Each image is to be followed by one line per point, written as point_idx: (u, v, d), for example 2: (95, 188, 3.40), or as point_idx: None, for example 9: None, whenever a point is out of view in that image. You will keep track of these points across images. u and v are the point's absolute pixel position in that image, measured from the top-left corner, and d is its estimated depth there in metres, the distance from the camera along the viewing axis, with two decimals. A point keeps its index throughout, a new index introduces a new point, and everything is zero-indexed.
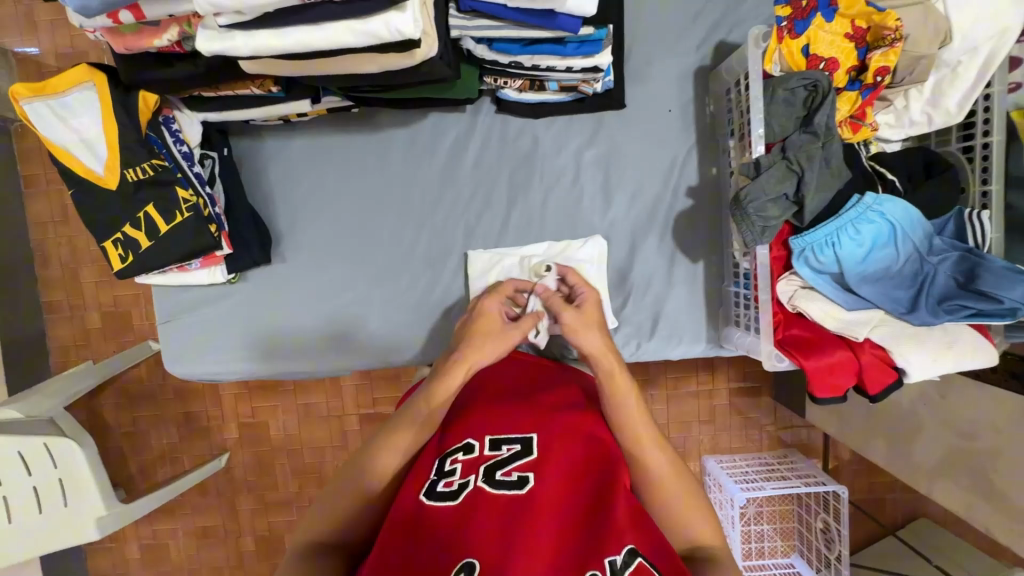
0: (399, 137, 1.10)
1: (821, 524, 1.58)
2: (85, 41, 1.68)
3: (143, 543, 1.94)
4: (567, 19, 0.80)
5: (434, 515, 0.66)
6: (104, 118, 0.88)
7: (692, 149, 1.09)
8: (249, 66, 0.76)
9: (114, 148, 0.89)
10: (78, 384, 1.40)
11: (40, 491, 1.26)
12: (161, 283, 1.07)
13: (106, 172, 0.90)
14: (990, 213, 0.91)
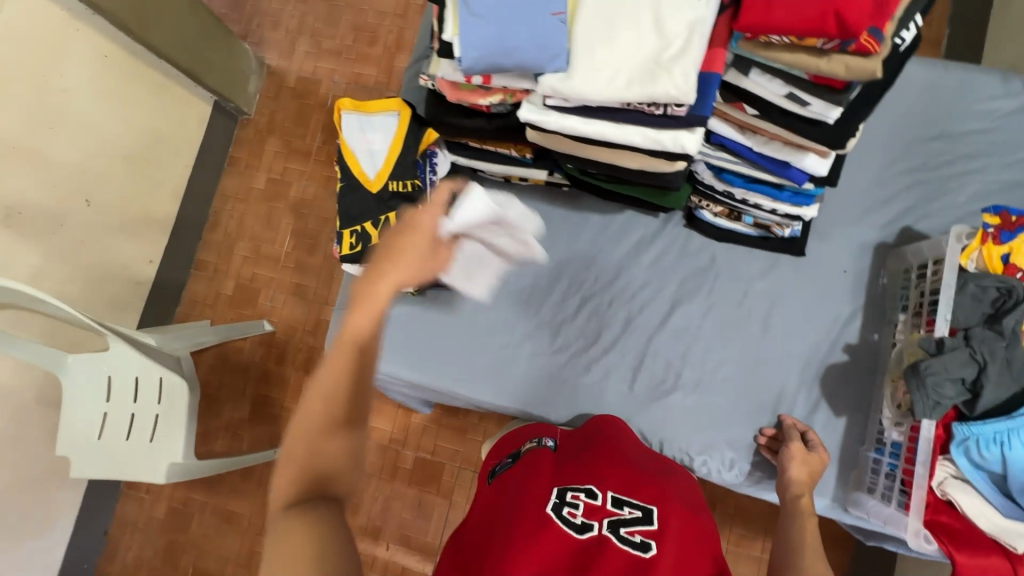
0: (593, 221, 1.25)
1: None
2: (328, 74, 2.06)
3: (170, 506, 1.81)
4: (797, 172, 0.93)
5: (557, 542, 0.68)
6: (392, 138, 1.14)
7: (858, 312, 1.16)
8: (533, 135, 0.94)
9: (389, 162, 1.14)
10: None
11: None
12: (359, 276, 1.24)
13: (376, 177, 1.14)
14: None
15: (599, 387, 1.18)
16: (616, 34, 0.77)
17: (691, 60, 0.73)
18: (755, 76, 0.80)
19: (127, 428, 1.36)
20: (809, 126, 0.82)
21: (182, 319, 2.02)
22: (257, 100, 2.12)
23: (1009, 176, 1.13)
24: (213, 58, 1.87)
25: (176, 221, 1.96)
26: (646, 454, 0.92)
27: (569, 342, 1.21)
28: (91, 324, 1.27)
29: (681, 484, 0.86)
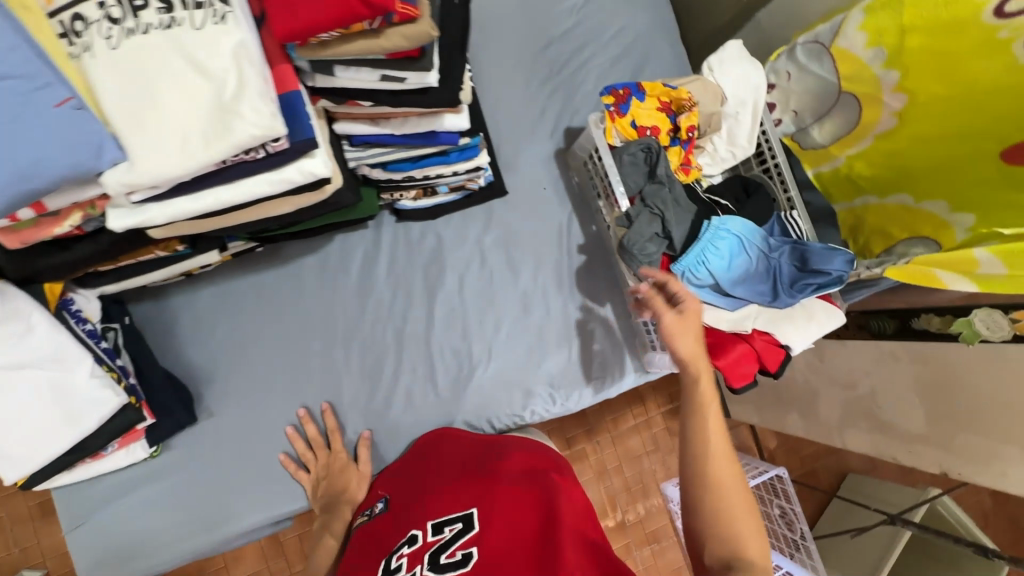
0: (309, 264, 1.13)
1: (777, 511, 1.76)
2: None
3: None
4: (447, 136, 0.94)
5: None
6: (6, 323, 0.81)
7: (572, 215, 1.27)
8: (157, 233, 0.77)
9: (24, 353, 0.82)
10: None
11: None
12: (68, 482, 0.95)
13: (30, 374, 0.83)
14: (797, 211, 1.19)
15: (410, 412, 1.14)
16: (155, 93, 0.63)
17: (255, 91, 0.64)
18: (343, 73, 0.75)
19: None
20: (421, 96, 0.81)
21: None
22: None
23: (611, 53, 1.32)
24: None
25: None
26: (470, 449, 0.96)
27: (357, 391, 1.12)
28: None
29: (502, 456, 0.90)
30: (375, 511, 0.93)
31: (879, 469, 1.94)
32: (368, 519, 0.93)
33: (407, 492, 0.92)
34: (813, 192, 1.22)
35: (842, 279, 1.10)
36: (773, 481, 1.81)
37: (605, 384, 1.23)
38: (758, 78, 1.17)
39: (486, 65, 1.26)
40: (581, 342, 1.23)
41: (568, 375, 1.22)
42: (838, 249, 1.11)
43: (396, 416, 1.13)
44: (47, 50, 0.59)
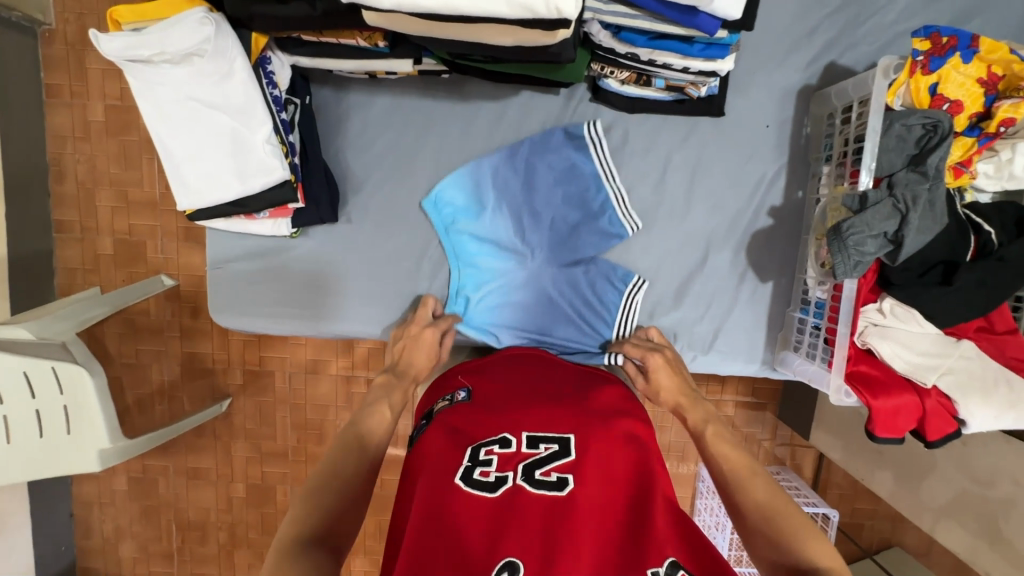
0: (485, 111, 1.06)
1: None
2: None
3: (130, 478, 1.93)
4: (707, 19, 0.76)
5: (469, 505, 0.69)
6: (208, 59, 0.80)
7: (782, 170, 1.07)
8: (372, 17, 0.71)
9: (219, 95, 0.84)
10: (90, 311, 1.37)
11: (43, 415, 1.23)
12: (222, 227, 1.03)
13: (219, 116, 0.86)
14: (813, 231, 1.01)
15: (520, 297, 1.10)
16: None
17: None
18: None
19: (38, 424, 1.24)
20: None
21: (64, 290, 1.81)
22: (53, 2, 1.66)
23: None
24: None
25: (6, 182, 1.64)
26: (565, 378, 0.94)
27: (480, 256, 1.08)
28: None
29: (593, 396, 0.88)
30: (457, 398, 0.88)
31: None
32: (447, 403, 0.88)
33: (497, 395, 0.88)
34: None
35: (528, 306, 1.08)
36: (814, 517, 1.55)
37: (723, 360, 1.12)
38: None
39: None
40: (719, 309, 1.11)
41: (690, 335, 1.11)
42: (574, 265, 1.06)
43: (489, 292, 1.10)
44: None
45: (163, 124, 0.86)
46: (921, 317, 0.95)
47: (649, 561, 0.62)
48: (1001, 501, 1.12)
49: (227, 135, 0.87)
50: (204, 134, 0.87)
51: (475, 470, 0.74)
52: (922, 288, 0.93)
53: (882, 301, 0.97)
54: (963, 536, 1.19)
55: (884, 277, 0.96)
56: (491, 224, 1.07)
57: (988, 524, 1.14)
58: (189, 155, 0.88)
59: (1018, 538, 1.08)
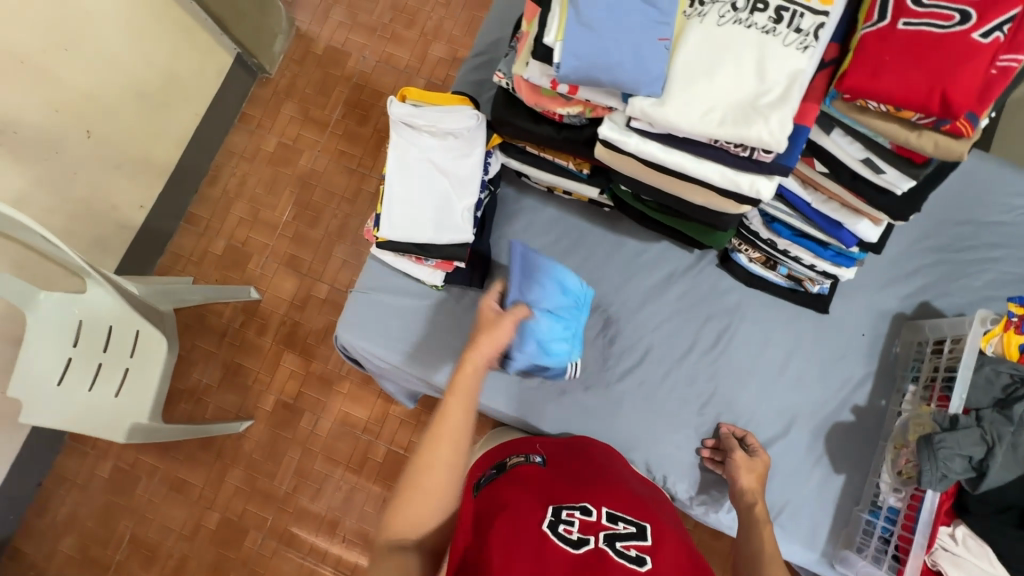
0: (628, 246, 1.25)
1: None
2: (357, 47, 2.07)
3: (115, 466, 1.86)
4: (847, 234, 0.96)
5: (556, 555, 0.69)
6: (462, 145, 1.06)
7: (869, 376, 1.19)
8: (600, 152, 0.93)
9: (452, 169, 1.07)
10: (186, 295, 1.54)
11: (102, 367, 1.32)
12: (387, 261, 1.21)
13: (443, 181, 1.08)
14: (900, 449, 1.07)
15: (610, 409, 1.19)
16: (717, 70, 0.77)
17: (789, 109, 0.74)
18: (836, 136, 0.82)
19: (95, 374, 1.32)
20: (878, 194, 0.84)
21: (162, 270, 1.97)
22: (281, 60, 2.08)
23: None
24: (248, 12, 1.86)
25: (174, 169, 1.91)
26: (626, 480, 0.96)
27: (587, 363, 1.21)
28: (80, 264, 1.21)
29: (656, 508, 0.90)
30: (533, 460, 0.94)
31: None
32: (522, 462, 0.93)
33: (570, 473, 0.91)
34: None
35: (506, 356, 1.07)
36: None
37: (783, 538, 1.14)
38: None
39: None
40: (788, 485, 1.15)
41: None
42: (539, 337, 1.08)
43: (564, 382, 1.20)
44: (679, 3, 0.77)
45: (397, 168, 1.07)
46: (995, 559, 0.97)
47: None
48: None
49: (443, 198, 1.08)
50: (423, 189, 1.08)
51: (559, 526, 0.74)
52: (993, 524, 0.98)
53: (955, 527, 1.00)
54: None
55: (961, 503, 1.02)
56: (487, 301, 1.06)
57: None
58: (402, 198, 1.08)
59: None
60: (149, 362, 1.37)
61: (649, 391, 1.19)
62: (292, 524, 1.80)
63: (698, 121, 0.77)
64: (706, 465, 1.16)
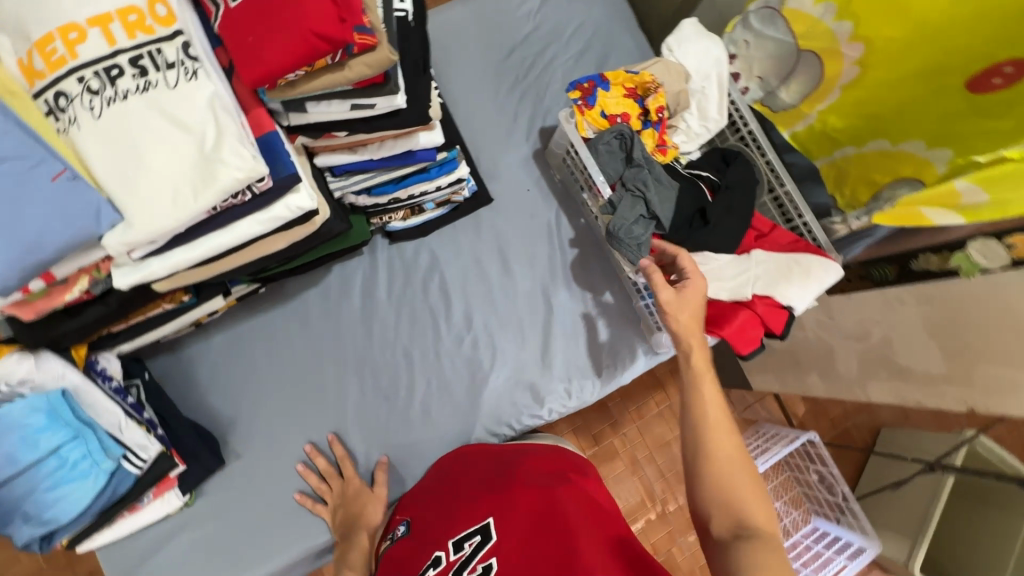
0: (311, 297, 1.17)
1: (815, 476, 1.67)
2: None
3: None
4: (423, 153, 0.98)
5: None
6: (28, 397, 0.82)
7: (559, 211, 1.30)
8: (163, 287, 0.81)
9: (40, 425, 0.82)
10: None
11: None
12: (110, 538, 0.98)
13: (44, 446, 0.82)
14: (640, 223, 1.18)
15: (427, 424, 1.16)
16: (140, 154, 0.66)
17: (233, 135, 0.68)
18: (314, 107, 0.79)
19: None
20: (391, 119, 0.86)
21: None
22: None
23: (574, 49, 1.36)
24: None
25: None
26: (490, 465, 0.94)
27: (377, 414, 1.15)
28: None
29: (523, 465, 0.89)
30: (398, 535, 0.92)
31: (920, 418, 1.83)
32: (391, 543, 0.92)
33: (430, 514, 0.90)
34: (794, 154, 1.24)
35: (43, 538, 0.85)
36: (807, 447, 1.70)
37: (617, 371, 1.24)
38: (719, 50, 1.19)
39: (454, 79, 1.30)
40: (587, 334, 1.25)
41: (578, 368, 1.23)
42: (40, 492, 0.82)
43: (377, 447, 1.14)
44: (35, 132, 0.63)
45: None
46: (713, 253, 1.16)
47: None
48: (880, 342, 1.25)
49: (66, 457, 0.84)
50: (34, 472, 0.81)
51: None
52: (696, 235, 1.16)
53: (682, 258, 1.17)
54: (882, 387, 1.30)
55: (669, 244, 1.17)
56: (50, 480, 0.82)
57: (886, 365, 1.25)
58: (25, 503, 0.81)
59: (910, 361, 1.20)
60: None
61: (437, 386, 1.18)
62: None
63: (170, 207, 0.66)
64: (526, 381, 1.20)
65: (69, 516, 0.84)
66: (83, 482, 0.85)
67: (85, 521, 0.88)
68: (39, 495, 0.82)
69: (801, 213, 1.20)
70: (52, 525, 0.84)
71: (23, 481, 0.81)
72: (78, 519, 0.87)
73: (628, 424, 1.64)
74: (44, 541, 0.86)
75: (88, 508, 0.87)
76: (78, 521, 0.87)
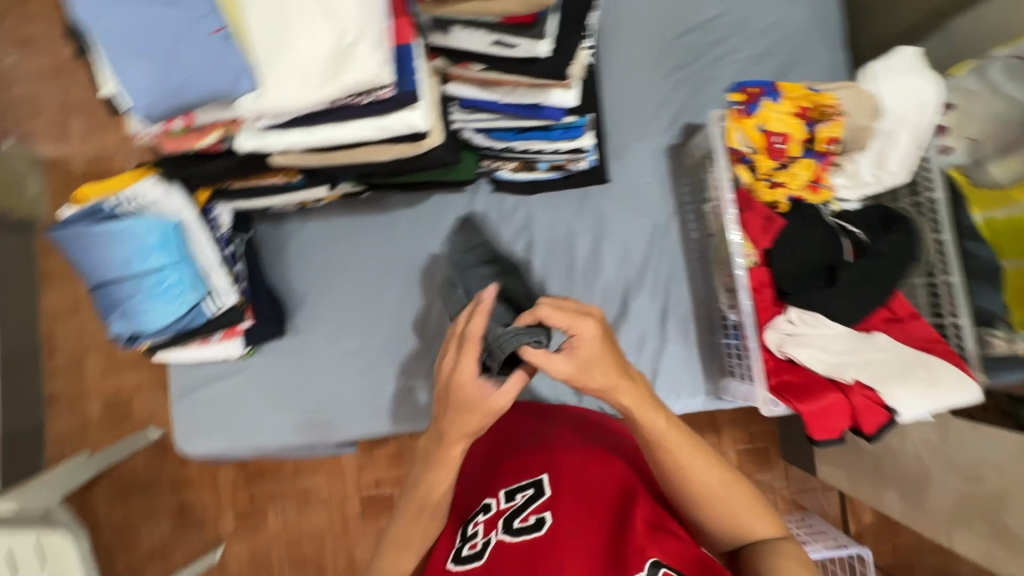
0: (404, 216, 1.20)
1: None
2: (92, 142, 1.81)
3: None
4: (552, 110, 0.93)
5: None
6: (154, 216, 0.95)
7: (672, 216, 1.20)
8: (277, 161, 0.87)
9: (154, 243, 0.94)
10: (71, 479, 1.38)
11: None
12: (179, 358, 1.12)
13: (152, 261, 0.94)
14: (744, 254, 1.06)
15: None
16: (290, 33, 0.70)
17: (372, 39, 0.69)
18: (459, 32, 0.78)
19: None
20: (527, 65, 0.81)
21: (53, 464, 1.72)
22: (46, 199, 1.77)
23: (759, 47, 1.20)
24: None
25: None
26: (545, 423, 0.91)
27: (424, 346, 1.18)
28: None
29: (577, 432, 0.87)
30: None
31: None
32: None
33: (481, 463, 0.88)
34: (979, 243, 0.99)
35: (132, 338, 0.98)
36: (853, 560, 1.51)
37: (670, 399, 1.15)
38: (931, 94, 0.99)
39: (615, 46, 1.21)
40: (654, 350, 1.16)
41: None
42: (141, 298, 0.95)
43: (416, 374, 1.18)
44: None
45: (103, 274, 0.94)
46: (827, 319, 1.02)
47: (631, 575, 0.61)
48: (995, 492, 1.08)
49: (166, 277, 0.95)
50: (140, 279, 0.94)
51: (465, 547, 0.74)
52: (816, 292, 1.02)
53: (788, 311, 1.02)
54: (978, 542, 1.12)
55: (781, 290, 1.04)
56: (150, 291, 0.95)
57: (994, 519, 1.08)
58: (127, 302, 0.95)
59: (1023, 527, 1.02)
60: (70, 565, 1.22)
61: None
62: None
63: (300, 90, 0.71)
64: None
65: (155, 327, 0.97)
66: (172, 303, 0.96)
67: (166, 338, 1.01)
68: (139, 300, 0.95)
69: (956, 312, 1.02)
70: (141, 330, 0.97)
71: (132, 284, 0.95)
72: (160, 334, 0.99)
73: None
74: (132, 341, 1.00)
75: (169, 328, 0.99)
76: (162, 335, 1.00)
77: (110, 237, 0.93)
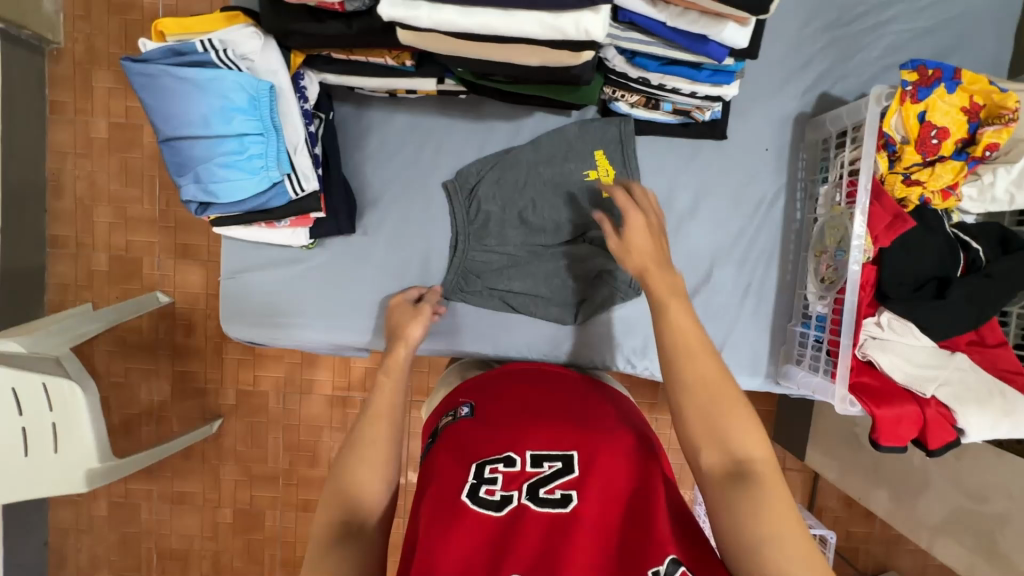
0: (500, 130, 1.10)
1: None
2: None
3: (111, 502, 1.74)
4: (716, 47, 0.82)
5: (476, 527, 0.66)
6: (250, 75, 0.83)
7: (781, 191, 1.13)
8: (405, 36, 0.75)
9: (245, 106, 0.84)
10: (84, 326, 1.21)
11: (29, 433, 1.07)
12: (240, 236, 1.04)
13: (239, 125, 0.84)
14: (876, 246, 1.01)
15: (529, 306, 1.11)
16: None
17: None
18: None
19: (23, 442, 1.07)
20: None
21: (55, 309, 1.64)
22: (64, 21, 1.56)
23: (922, 22, 1.08)
24: None
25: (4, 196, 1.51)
26: (574, 391, 0.89)
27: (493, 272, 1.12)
28: None
29: (606, 411, 0.84)
30: (460, 414, 0.86)
31: None
32: (451, 420, 0.86)
33: (501, 408, 0.84)
34: None
35: (201, 205, 0.89)
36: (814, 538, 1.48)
37: None
38: None
39: None
40: (726, 324, 1.14)
41: None
42: (219, 163, 0.85)
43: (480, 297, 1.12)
44: None
45: (180, 127, 0.84)
46: (919, 331, 1.00)
47: (651, 563, 0.60)
48: (994, 514, 1.12)
49: (252, 147, 0.85)
50: (221, 143, 0.84)
51: (481, 488, 0.71)
52: (918, 302, 0.98)
53: (880, 314, 1.00)
54: (959, 550, 1.19)
55: (882, 292, 1.01)
56: (228, 158, 0.85)
57: (984, 537, 1.14)
58: (204, 165, 0.85)
59: (1016, 550, 1.07)
60: (78, 414, 1.10)
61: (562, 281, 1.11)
62: (303, 492, 1.74)
63: None
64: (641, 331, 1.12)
65: (225, 198, 0.87)
66: (250, 176, 0.87)
67: (235, 212, 0.92)
68: (215, 165, 0.85)
69: None
70: (210, 198, 0.87)
71: (209, 146, 0.84)
72: (230, 207, 0.90)
73: (667, 415, 1.60)
74: (199, 209, 0.91)
75: (242, 203, 0.89)
76: (232, 209, 0.91)
77: (194, 88, 0.82)
